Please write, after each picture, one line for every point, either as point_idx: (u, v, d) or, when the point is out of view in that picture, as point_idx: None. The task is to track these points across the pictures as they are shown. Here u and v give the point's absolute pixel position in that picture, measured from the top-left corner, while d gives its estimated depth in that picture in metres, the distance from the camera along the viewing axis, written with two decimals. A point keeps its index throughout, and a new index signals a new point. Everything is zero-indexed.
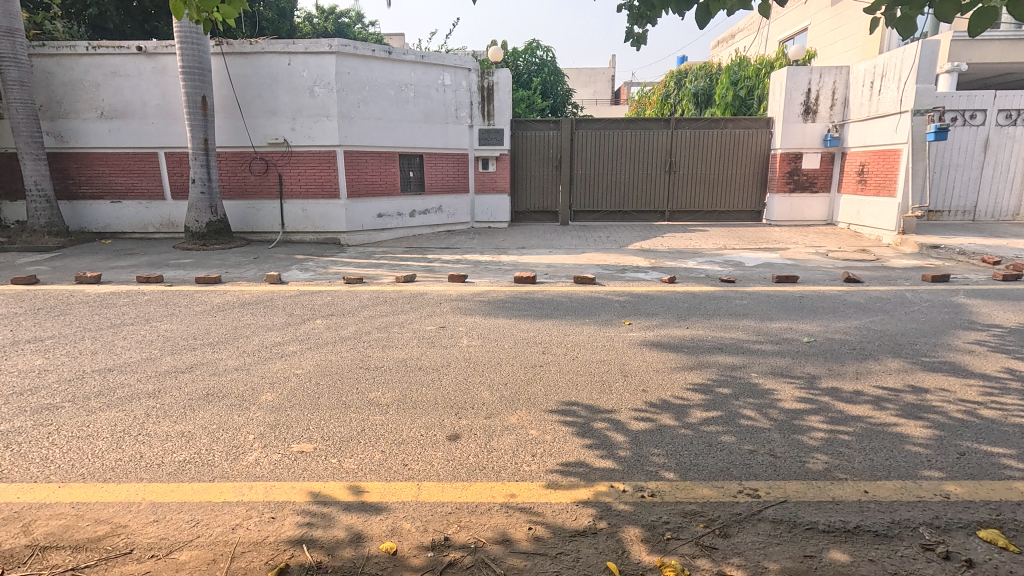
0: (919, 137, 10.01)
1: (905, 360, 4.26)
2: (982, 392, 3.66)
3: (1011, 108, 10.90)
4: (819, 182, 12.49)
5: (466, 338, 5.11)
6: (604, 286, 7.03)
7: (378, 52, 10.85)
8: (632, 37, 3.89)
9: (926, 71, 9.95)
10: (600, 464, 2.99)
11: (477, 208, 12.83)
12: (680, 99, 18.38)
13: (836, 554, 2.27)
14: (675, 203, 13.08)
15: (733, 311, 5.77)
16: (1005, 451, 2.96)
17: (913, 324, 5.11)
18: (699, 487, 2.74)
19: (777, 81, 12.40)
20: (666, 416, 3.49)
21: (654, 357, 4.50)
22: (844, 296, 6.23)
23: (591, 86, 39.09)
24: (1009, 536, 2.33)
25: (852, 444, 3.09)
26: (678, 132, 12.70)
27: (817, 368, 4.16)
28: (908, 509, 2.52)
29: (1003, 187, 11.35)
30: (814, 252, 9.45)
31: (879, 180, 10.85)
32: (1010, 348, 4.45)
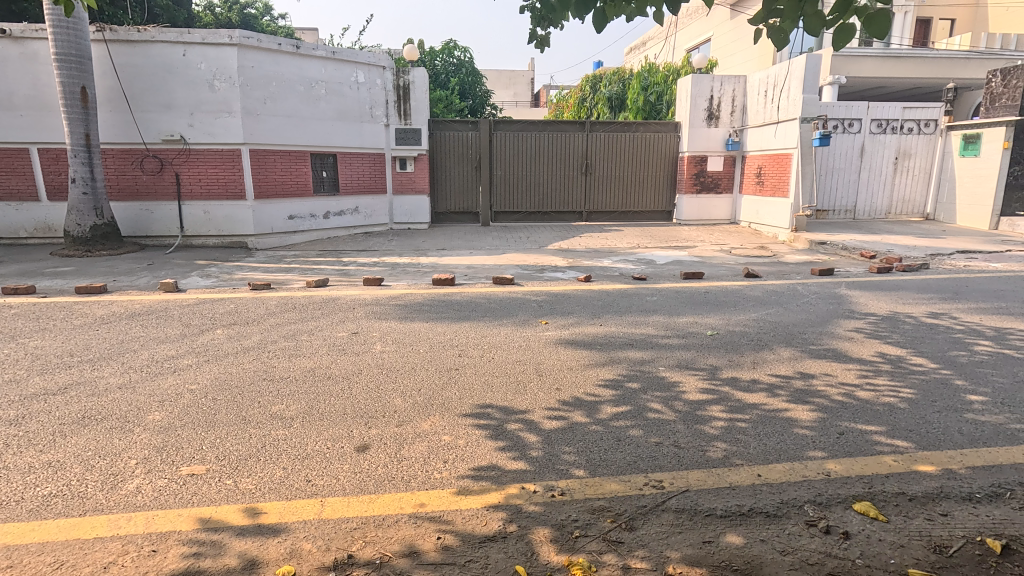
0: (807, 142, 10.92)
1: (795, 349, 4.60)
2: (859, 374, 4.03)
3: (882, 117, 12.15)
4: (722, 184, 13.27)
5: (379, 344, 4.95)
6: (523, 286, 7.08)
7: (285, 46, 10.34)
8: (536, 38, 3.91)
9: (811, 82, 10.84)
10: (512, 466, 2.98)
11: (397, 210, 12.57)
12: (595, 103, 18.96)
13: (731, 537, 2.38)
14: (592, 203, 13.45)
15: (644, 308, 5.98)
16: (877, 428, 3.26)
17: (803, 315, 5.53)
18: (607, 482, 2.80)
19: (682, 88, 13.06)
20: (578, 414, 3.54)
21: (569, 355, 4.57)
22: (744, 291, 6.65)
23: (511, 88, 39.43)
24: (879, 506, 2.55)
25: (747, 430, 3.28)
26: (592, 134, 13.09)
27: (718, 359, 4.39)
28: (795, 488, 2.69)
29: (878, 189, 12.60)
30: (719, 249, 10.03)
31: (774, 182, 11.69)
32: (882, 334, 4.92)
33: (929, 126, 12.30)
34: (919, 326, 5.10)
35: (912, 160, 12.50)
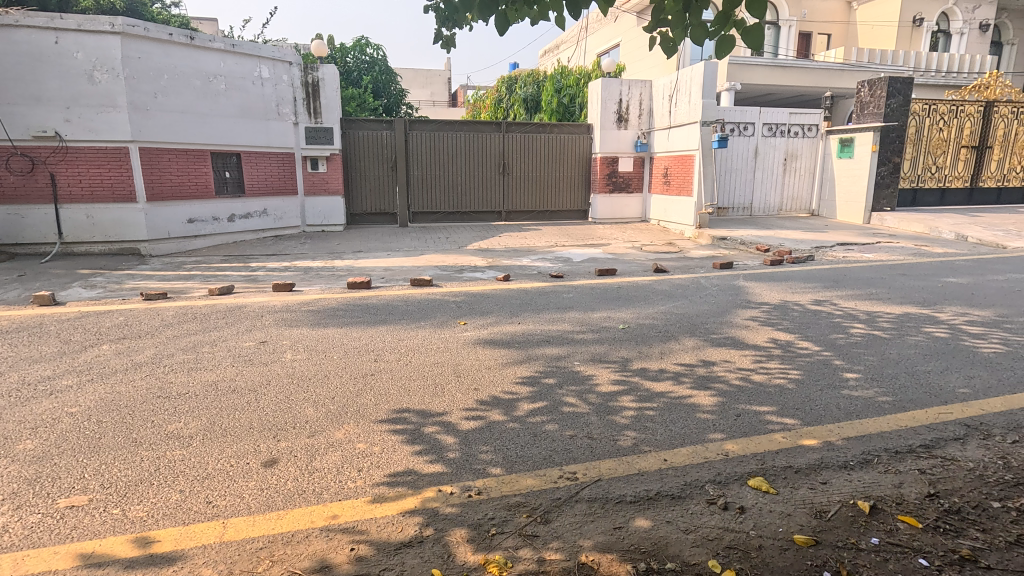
0: (707, 144, 11.65)
1: (699, 338, 4.90)
2: (754, 359, 4.37)
3: (772, 122, 13.19)
4: (633, 183, 13.84)
5: (289, 352, 4.72)
6: (441, 287, 7.04)
7: (178, 36, 9.61)
8: (442, 39, 3.89)
9: (709, 88, 11.56)
10: (428, 470, 2.94)
11: (308, 211, 12.06)
12: (511, 104, 19.21)
13: (639, 521, 2.50)
14: (510, 203, 13.60)
15: (560, 305, 6.12)
16: (769, 409, 3.54)
17: (705, 307, 5.91)
18: (523, 478, 2.84)
19: (593, 91, 13.49)
20: (495, 412, 3.57)
21: (487, 355, 4.59)
22: (653, 285, 7.00)
23: (428, 88, 38.99)
24: (770, 480, 2.77)
25: (655, 418, 3.45)
26: (509, 135, 13.24)
27: (629, 352, 4.58)
28: (697, 470, 2.87)
29: (771, 188, 13.69)
30: (631, 247, 10.47)
31: (679, 182, 12.36)
32: (774, 321, 5.36)
33: (812, 131, 13.51)
34: (805, 313, 5.60)
35: (798, 162, 13.69)
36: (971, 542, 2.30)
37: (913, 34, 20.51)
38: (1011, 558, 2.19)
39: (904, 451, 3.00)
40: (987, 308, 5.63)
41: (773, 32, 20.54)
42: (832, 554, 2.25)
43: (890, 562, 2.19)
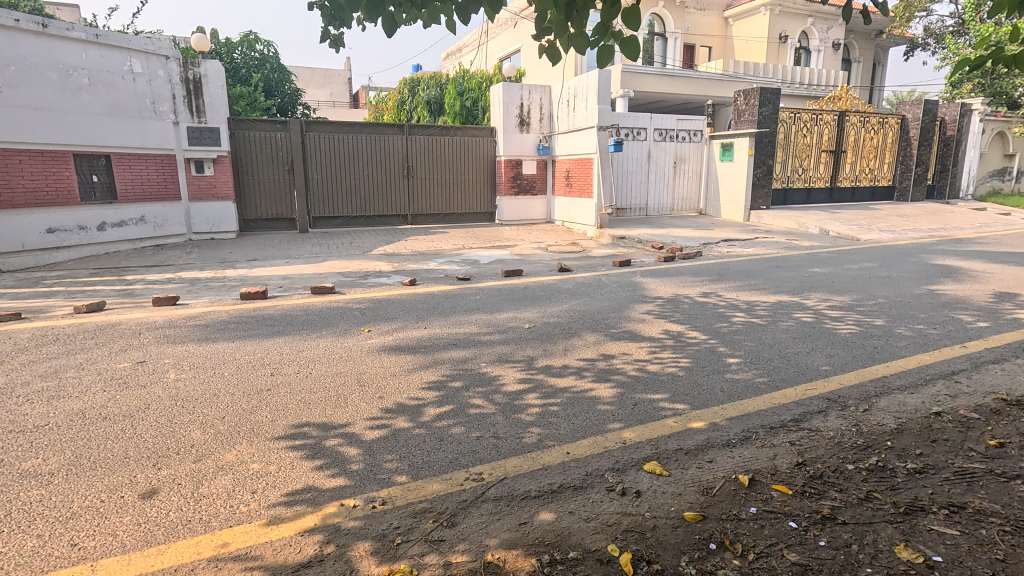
0: (604, 148, 12.19)
1: (599, 333, 5.11)
2: (650, 350, 4.64)
3: (662, 127, 14.07)
4: (537, 186, 14.16)
5: (173, 372, 4.34)
6: (344, 294, 6.79)
7: (26, 23, 8.52)
8: (329, 37, 3.77)
9: (604, 95, 12.11)
10: (329, 484, 2.83)
11: (194, 217, 11.16)
12: (415, 106, 19.05)
13: (544, 514, 2.57)
14: (416, 207, 13.42)
15: (467, 307, 6.13)
16: (662, 396, 3.77)
17: (606, 303, 6.18)
18: (429, 483, 2.81)
19: (495, 95, 13.67)
20: (401, 419, 3.51)
21: (392, 361, 4.50)
22: (558, 284, 7.21)
23: (327, 87, 37.56)
24: (663, 463, 2.96)
25: (558, 413, 3.56)
26: (412, 138, 13.05)
27: (534, 350, 4.69)
28: (597, 459, 3.00)
29: (663, 189, 14.58)
30: (537, 247, 10.72)
31: (580, 184, 12.83)
32: (667, 314, 5.72)
33: (697, 136, 14.57)
34: (694, 304, 6.03)
35: (686, 165, 14.70)
36: (831, 501, 2.58)
37: (779, 50, 22.51)
38: (862, 512, 2.49)
39: (778, 426, 3.32)
40: (844, 294, 6.38)
41: (661, 43, 22.07)
42: (717, 526, 2.44)
43: (766, 527, 2.41)
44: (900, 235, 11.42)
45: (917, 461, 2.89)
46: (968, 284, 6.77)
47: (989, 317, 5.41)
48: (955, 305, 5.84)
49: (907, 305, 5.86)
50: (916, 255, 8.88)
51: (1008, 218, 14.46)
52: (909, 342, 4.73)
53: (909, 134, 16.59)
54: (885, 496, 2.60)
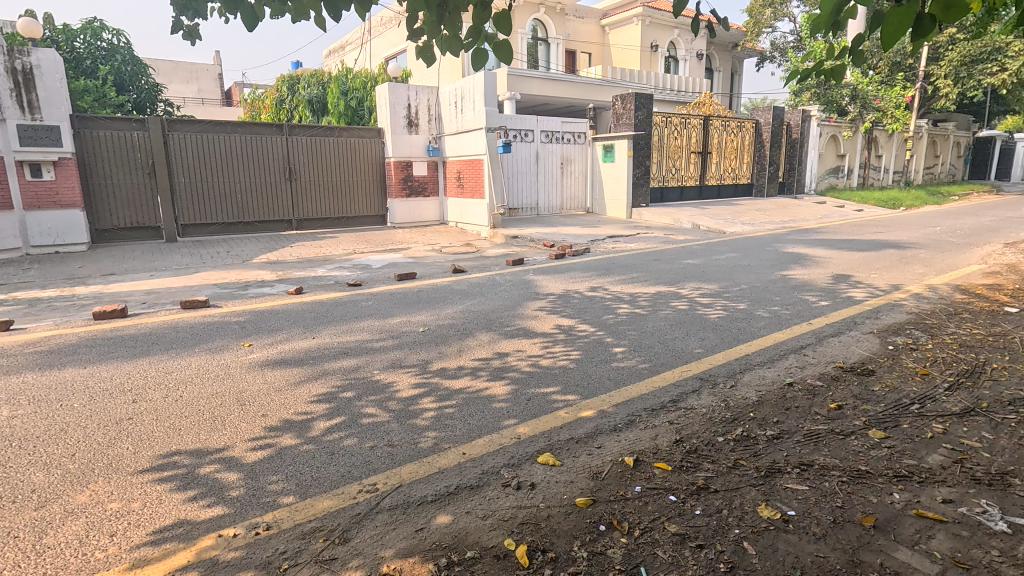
0: (493, 149, 12.34)
1: (493, 332, 5.17)
2: (542, 346, 4.78)
3: (548, 129, 14.53)
4: (429, 187, 13.99)
5: (6, 408, 3.74)
6: (221, 307, 6.28)
7: None
8: (183, 28, 3.46)
9: (490, 96, 12.26)
10: (205, 515, 2.60)
11: (33, 229, 9.73)
12: (296, 105, 18.10)
13: (441, 518, 2.54)
14: (301, 211, 12.72)
15: (358, 314, 5.93)
16: (553, 389, 3.91)
17: (500, 302, 6.28)
18: (320, 501, 2.68)
19: (381, 95, 13.30)
20: (287, 437, 3.30)
21: (276, 376, 4.22)
22: (452, 285, 7.21)
23: (193, 83, 34.48)
24: (556, 454, 3.06)
25: (454, 414, 3.55)
26: (292, 138, 12.36)
27: (429, 353, 4.64)
28: (493, 457, 3.03)
29: (552, 189, 15.08)
30: (432, 249, 10.63)
31: (471, 185, 12.88)
32: (558, 309, 5.93)
33: (581, 138, 15.24)
34: (583, 299, 6.31)
35: (572, 165, 15.31)
36: (705, 472, 2.82)
37: (651, 58, 24.21)
38: (730, 479, 2.75)
39: (658, 408, 3.57)
40: (713, 282, 7.01)
41: (545, 48, 22.78)
42: (606, 508, 2.57)
43: (649, 503, 2.58)
44: (758, 228, 12.77)
45: (775, 428, 3.25)
46: (813, 269, 7.73)
47: (828, 296, 6.21)
48: (802, 288, 6.63)
49: (765, 289, 6.56)
50: (771, 244, 9.97)
51: (842, 210, 16.70)
52: (766, 323, 5.30)
53: (763, 137, 18.59)
54: (749, 462, 2.89)
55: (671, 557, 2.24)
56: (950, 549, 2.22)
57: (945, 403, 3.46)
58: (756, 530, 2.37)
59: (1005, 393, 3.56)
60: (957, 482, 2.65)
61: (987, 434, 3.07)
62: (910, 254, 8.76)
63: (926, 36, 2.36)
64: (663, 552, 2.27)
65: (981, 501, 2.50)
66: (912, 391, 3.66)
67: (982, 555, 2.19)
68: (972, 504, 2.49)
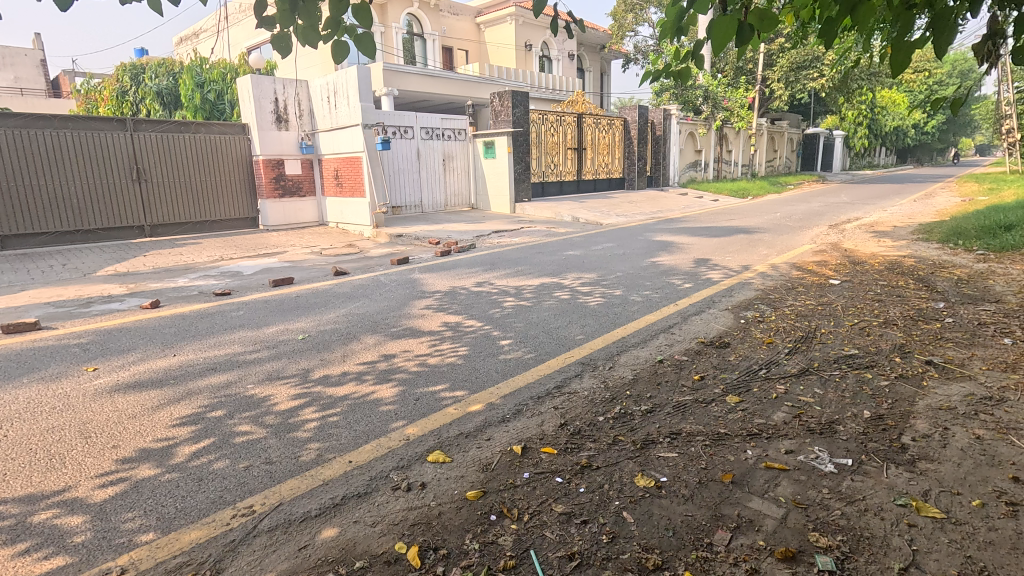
0: (371, 146, 11.96)
1: (379, 334, 5.03)
2: (430, 344, 4.75)
3: (428, 125, 14.39)
4: (304, 186, 13.22)
5: None
6: (58, 328, 5.46)
7: None
8: None
9: (365, 91, 11.84)
10: (42, 569, 2.25)
11: None
12: (142, 98, 16.27)
13: (326, 532, 2.43)
14: (154, 215, 11.45)
15: (228, 325, 5.46)
16: (442, 387, 3.89)
17: (385, 303, 6.13)
18: (187, 533, 2.44)
19: (242, 88, 12.28)
20: (145, 467, 2.96)
21: (129, 401, 3.76)
22: (333, 289, 6.90)
23: (9, 70, 29.56)
24: (446, 450, 3.06)
25: (339, 423, 3.40)
26: (138, 134, 11.05)
27: (309, 362, 4.40)
28: (380, 462, 2.96)
29: (436, 186, 14.96)
30: (310, 252, 10.08)
31: (350, 183, 12.37)
32: (445, 306, 5.91)
33: (461, 135, 15.27)
34: (469, 295, 6.34)
35: (454, 162, 15.30)
36: (587, 451, 2.98)
37: (526, 57, 24.88)
38: (610, 455, 2.92)
39: (543, 395, 3.70)
40: (592, 272, 7.39)
41: (421, 44, 22.52)
42: (497, 498, 2.61)
43: (536, 488, 2.67)
44: (631, 219, 13.68)
45: (648, 402, 3.51)
46: (678, 255, 8.43)
47: (692, 279, 6.82)
48: (669, 273, 7.22)
49: (637, 276, 7.05)
50: (641, 234, 10.73)
51: (702, 201, 18.41)
52: (639, 307, 5.70)
53: (631, 133, 19.90)
54: (626, 437, 3.09)
55: (559, 536, 2.33)
56: (792, 493, 2.55)
57: (786, 366, 3.97)
58: (634, 500, 2.54)
59: (832, 353, 4.16)
60: (796, 433, 3.04)
61: (818, 389, 3.57)
62: (756, 237, 9.89)
63: (747, 44, 2.65)
64: (551, 532, 2.36)
65: (814, 448, 2.90)
66: (760, 358, 4.14)
67: (817, 494, 2.53)
68: (807, 451, 2.87)
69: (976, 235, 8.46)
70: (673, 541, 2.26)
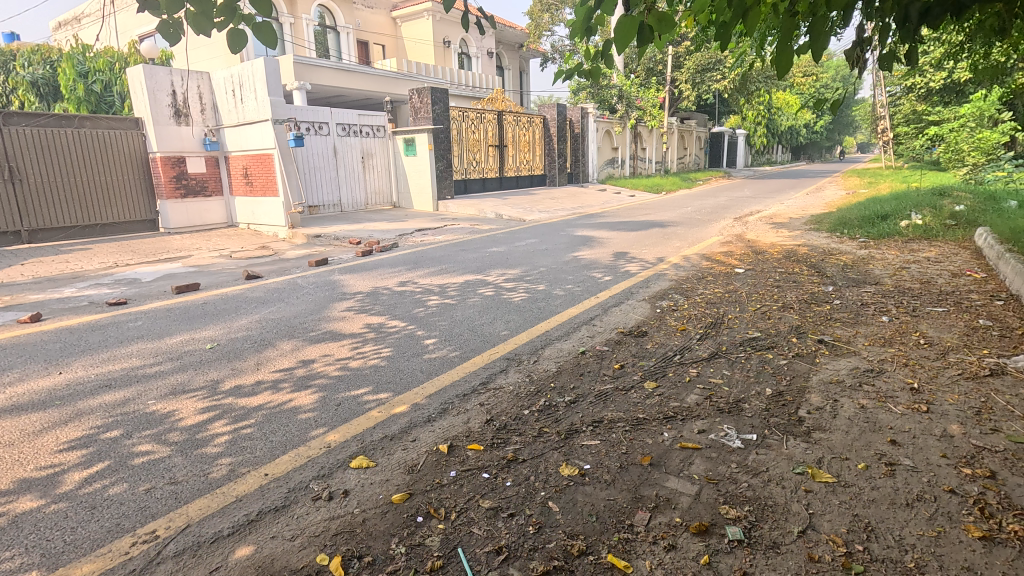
0: (282, 143, 11.39)
1: (296, 339, 4.80)
2: (351, 347, 4.60)
3: (344, 122, 13.92)
4: (209, 185, 12.38)
5: None
6: None
7: None
8: None
9: (274, 84, 11.25)
10: None
11: None
12: (13, 88, 14.64)
13: (241, 550, 2.29)
14: (33, 219, 10.30)
15: (124, 337, 5.01)
16: (365, 390, 3.79)
17: (302, 306, 5.86)
18: (78, 567, 2.21)
19: (134, 78, 11.27)
20: (25, 499, 2.65)
21: (4, 427, 3.35)
22: (245, 293, 6.51)
23: None
24: (370, 455, 2.97)
25: (253, 434, 3.22)
26: (10, 129, 9.89)
27: (219, 372, 4.12)
28: (299, 472, 2.83)
29: (355, 185, 14.51)
30: (218, 255, 9.46)
31: (261, 182, 11.73)
32: (366, 307, 5.75)
33: (380, 131, 14.90)
34: (392, 295, 6.21)
35: (374, 159, 14.90)
36: (513, 445, 3.00)
37: (445, 54, 24.68)
38: (535, 447, 2.96)
39: (469, 392, 3.69)
40: (516, 268, 7.45)
41: (334, 37, 21.81)
42: (423, 499, 2.57)
43: (463, 485, 2.66)
44: (553, 215, 13.94)
45: (572, 393, 3.60)
46: (598, 249, 8.70)
47: (611, 272, 7.06)
48: (590, 266, 7.42)
49: (559, 270, 7.20)
50: (564, 229, 10.95)
51: (619, 196, 19.10)
52: (562, 300, 5.83)
53: (551, 131, 20.27)
54: (551, 429, 3.15)
55: (486, 531, 2.34)
56: (704, 470, 2.70)
57: (698, 350, 4.21)
58: (559, 489, 2.60)
59: (738, 336, 4.46)
60: (707, 414, 3.23)
61: (726, 370, 3.81)
62: (670, 231, 10.40)
63: (649, 44, 2.76)
64: (478, 529, 2.36)
65: (723, 427, 3.09)
66: (674, 345, 4.36)
67: (726, 469, 2.70)
68: (718, 430, 3.05)
69: (859, 224, 9.36)
70: (596, 526, 2.34)
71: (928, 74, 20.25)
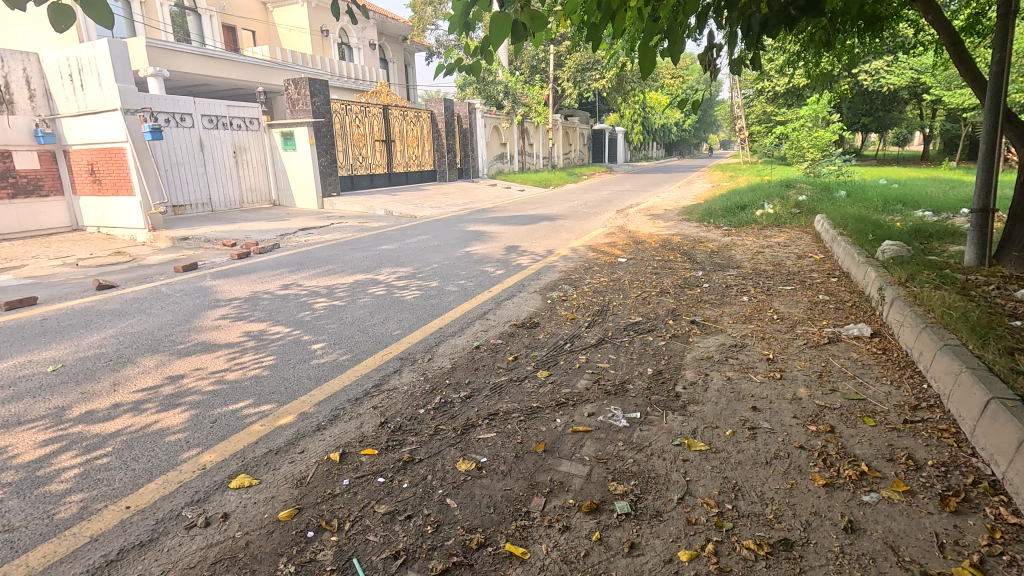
0: (136, 135, 10.20)
1: (161, 354, 4.33)
2: (228, 358, 4.24)
3: (211, 113, 12.76)
4: (46, 184, 10.80)
5: None
6: None
7: None
8: None
9: (122, 70, 9.99)
10: None
11: None
12: None
13: None
14: None
15: None
16: (245, 403, 3.51)
17: (168, 316, 5.30)
18: None
19: None
20: None
21: None
22: (96, 306, 5.74)
23: None
24: (253, 473, 2.76)
25: (110, 464, 2.86)
26: None
27: (65, 398, 3.60)
28: (169, 500, 2.55)
29: (227, 182, 13.38)
30: (61, 264, 8.26)
31: (112, 180, 10.43)
32: (244, 314, 5.32)
33: (254, 124, 13.86)
34: (274, 299, 5.81)
35: (248, 154, 13.82)
36: (409, 446, 2.94)
37: (323, 43, 23.52)
38: (432, 446, 2.93)
39: (361, 396, 3.56)
40: (408, 265, 7.30)
41: (195, 20, 19.99)
42: (313, 512, 2.44)
43: (357, 493, 2.56)
44: (444, 210, 13.86)
45: (467, 388, 3.60)
46: (490, 243, 8.77)
47: (503, 266, 7.16)
48: (483, 261, 7.47)
49: (452, 266, 7.16)
50: (455, 225, 10.93)
51: (509, 191, 19.45)
52: (454, 296, 5.80)
53: (439, 126, 20.08)
54: (447, 425, 3.13)
55: (383, 537, 2.27)
56: (594, 451, 2.84)
57: (586, 337, 4.41)
58: (456, 485, 2.59)
59: (622, 322, 4.72)
60: (595, 397, 3.40)
61: (613, 355, 4.03)
62: (558, 224, 10.77)
63: (523, 41, 2.80)
64: (374, 536, 2.28)
65: (611, 408, 3.26)
66: (565, 333, 4.53)
67: (613, 448, 2.85)
68: (605, 411, 3.22)
69: (722, 214, 10.31)
70: (495, 517, 2.36)
71: (774, 79, 22.79)
